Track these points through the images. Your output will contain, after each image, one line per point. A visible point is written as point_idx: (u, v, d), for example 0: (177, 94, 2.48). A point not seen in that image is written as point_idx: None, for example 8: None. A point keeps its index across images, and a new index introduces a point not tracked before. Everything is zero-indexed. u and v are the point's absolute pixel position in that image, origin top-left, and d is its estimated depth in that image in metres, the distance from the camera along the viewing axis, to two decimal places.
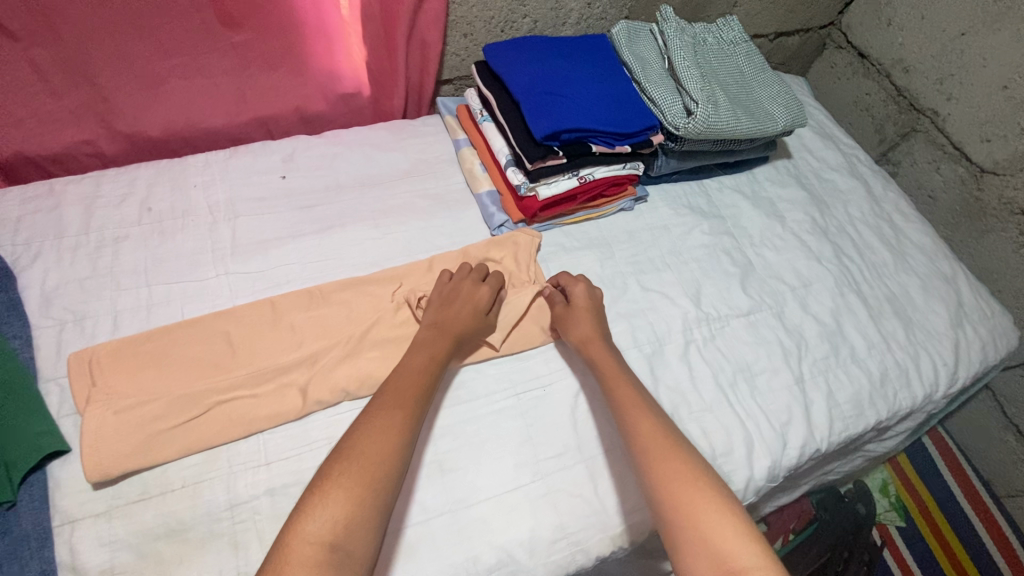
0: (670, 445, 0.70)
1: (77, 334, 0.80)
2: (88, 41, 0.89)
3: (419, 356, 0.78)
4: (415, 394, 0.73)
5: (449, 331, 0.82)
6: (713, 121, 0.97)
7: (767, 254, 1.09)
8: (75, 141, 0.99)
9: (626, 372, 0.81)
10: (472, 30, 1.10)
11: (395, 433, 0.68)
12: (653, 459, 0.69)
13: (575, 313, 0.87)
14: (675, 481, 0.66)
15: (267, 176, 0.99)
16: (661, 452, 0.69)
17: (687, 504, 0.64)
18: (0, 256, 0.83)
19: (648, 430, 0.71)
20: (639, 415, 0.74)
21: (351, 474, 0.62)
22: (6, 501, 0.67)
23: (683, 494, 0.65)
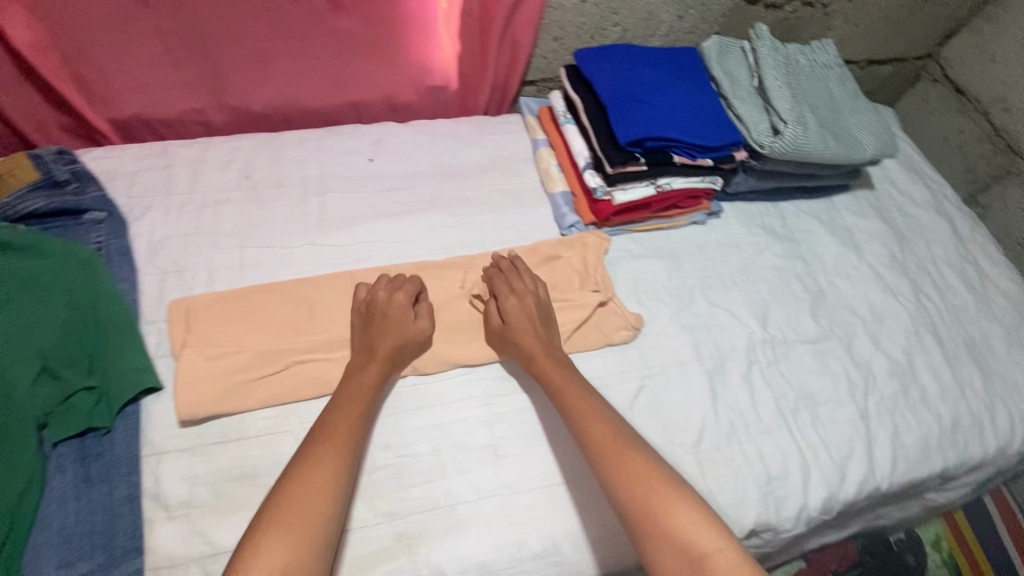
0: (625, 447, 0.71)
1: (176, 285, 0.86)
2: (211, 18, 0.97)
3: (359, 382, 0.77)
4: (355, 421, 0.73)
5: (379, 354, 0.80)
6: (800, 143, 0.95)
7: (840, 284, 1.06)
8: (188, 109, 1.07)
9: (575, 377, 0.80)
10: (563, 34, 1.12)
11: (340, 463, 0.68)
12: (618, 467, 0.70)
13: (526, 313, 0.85)
14: (636, 487, 0.68)
15: (356, 158, 1.05)
16: (622, 457, 0.70)
17: (655, 504, 0.66)
18: (116, 206, 0.91)
19: (600, 436, 0.73)
20: (593, 422, 0.74)
21: (286, 518, 0.61)
22: (105, 427, 0.74)
23: (644, 492, 0.67)
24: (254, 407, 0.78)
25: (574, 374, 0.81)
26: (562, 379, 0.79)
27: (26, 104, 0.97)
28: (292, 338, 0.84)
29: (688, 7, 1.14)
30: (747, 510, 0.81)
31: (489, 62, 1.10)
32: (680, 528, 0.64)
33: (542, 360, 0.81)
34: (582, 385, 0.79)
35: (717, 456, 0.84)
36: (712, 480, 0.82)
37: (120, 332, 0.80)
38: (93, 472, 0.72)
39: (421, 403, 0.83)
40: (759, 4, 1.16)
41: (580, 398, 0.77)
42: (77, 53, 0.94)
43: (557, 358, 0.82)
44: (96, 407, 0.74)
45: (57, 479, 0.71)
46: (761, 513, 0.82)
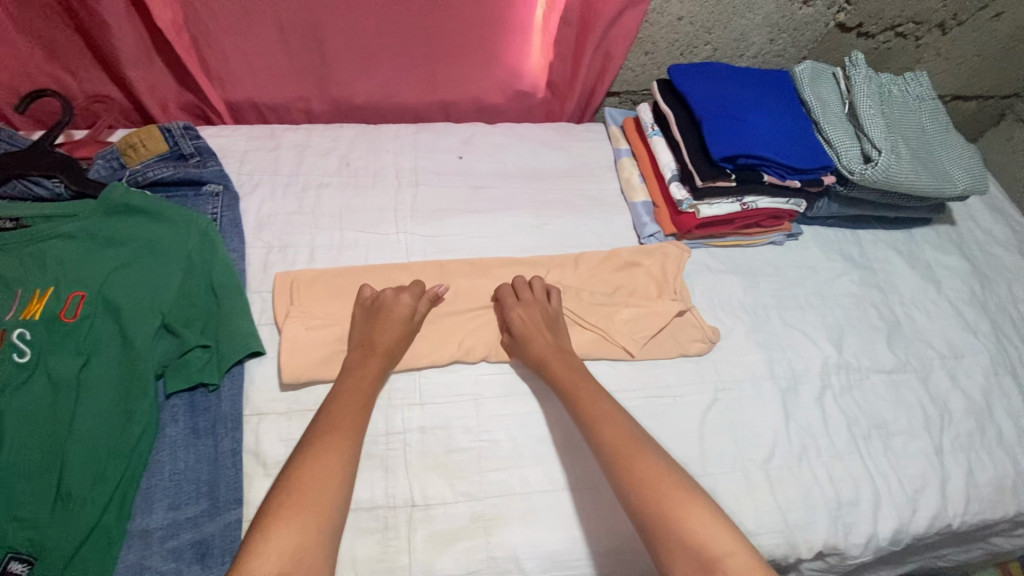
0: (638, 447, 0.73)
1: (280, 259, 0.92)
2: (328, 12, 1.03)
3: (358, 376, 0.78)
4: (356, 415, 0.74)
5: (380, 350, 0.81)
6: (892, 172, 0.96)
7: (917, 317, 1.05)
8: (293, 97, 1.14)
9: (590, 382, 0.81)
10: (654, 49, 1.15)
11: (340, 453, 0.69)
12: (629, 467, 0.71)
13: (535, 320, 0.87)
14: (647, 484, 0.69)
15: (447, 154, 1.10)
16: (633, 457, 0.72)
17: (665, 503, 0.67)
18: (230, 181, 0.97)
19: (614, 438, 0.74)
20: (605, 424, 0.75)
21: (292, 504, 0.63)
22: (213, 384, 0.79)
23: (655, 489, 0.68)
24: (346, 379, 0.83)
25: (587, 378, 0.82)
26: (577, 382, 0.81)
27: (153, 81, 1.05)
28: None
29: (781, 31, 1.15)
30: (816, 531, 0.81)
31: (580, 72, 1.14)
32: (690, 527, 0.64)
33: (553, 365, 0.83)
34: (596, 390, 0.80)
35: (787, 474, 0.85)
36: (781, 497, 0.83)
37: (230, 296, 0.85)
38: (200, 425, 0.79)
39: (501, 392, 0.86)
40: (852, 32, 1.17)
41: (594, 401, 0.78)
42: (206, 37, 1.02)
43: (574, 364, 0.84)
44: (206, 364, 0.80)
45: (170, 428, 0.78)
46: (831, 536, 0.82)
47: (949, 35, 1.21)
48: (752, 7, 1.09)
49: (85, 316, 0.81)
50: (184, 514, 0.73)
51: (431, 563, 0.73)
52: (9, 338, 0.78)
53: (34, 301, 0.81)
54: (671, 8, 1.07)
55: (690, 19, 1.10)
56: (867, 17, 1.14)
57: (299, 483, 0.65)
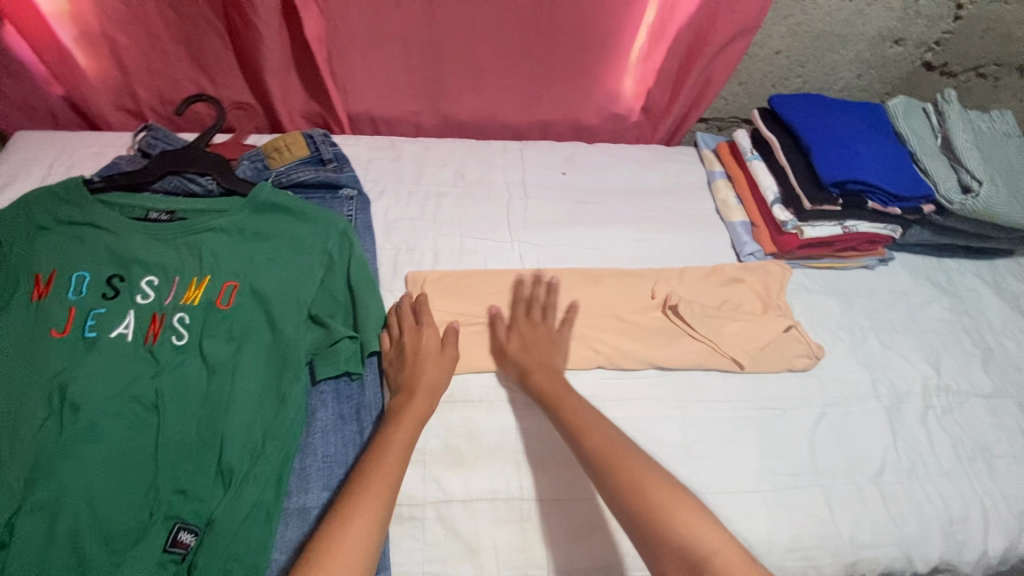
0: (627, 452, 0.70)
1: (408, 260, 0.98)
2: (452, 35, 1.11)
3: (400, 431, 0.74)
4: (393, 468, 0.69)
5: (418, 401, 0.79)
6: (992, 204, 1.01)
7: (1009, 344, 1.07)
8: (408, 111, 1.22)
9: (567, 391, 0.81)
10: (748, 80, 1.22)
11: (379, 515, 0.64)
12: (620, 472, 0.68)
13: (531, 338, 0.88)
14: (635, 483, 0.66)
15: (552, 170, 1.16)
16: (630, 464, 0.69)
17: (655, 502, 0.64)
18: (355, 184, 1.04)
19: (603, 444, 0.71)
20: (597, 434, 0.73)
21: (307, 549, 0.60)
22: (358, 373, 0.84)
23: (643, 493, 0.65)
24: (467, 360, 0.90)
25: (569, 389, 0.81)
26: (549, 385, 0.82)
27: (286, 90, 1.14)
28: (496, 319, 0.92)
29: (869, 67, 1.22)
30: (931, 546, 0.83)
31: (678, 98, 1.21)
32: (677, 518, 0.62)
33: (535, 376, 0.83)
34: (578, 402, 0.79)
35: (899, 490, 0.87)
36: (895, 512, 0.85)
37: (369, 292, 0.90)
38: (345, 411, 0.84)
39: (619, 396, 0.90)
40: (936, 71, 1.24)
41: (577, 409, 0.77)
42: (341, 53, 1.10)
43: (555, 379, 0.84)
44: (354, 354, 0.85)
45: (320, 412, 0.83)
46: (945, 552, 0.84)
47: None
48: (847, 44, 1.16)
49: (236, 305, 0.86)
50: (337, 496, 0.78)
51: (566, 555, 0.75)
52: (171, 322, 0.84)
53: (192, 289, 0.86)
54: (771, 42, 1.14)
55: (787, 54, 1.17)
56: (953, 57, 1.20)
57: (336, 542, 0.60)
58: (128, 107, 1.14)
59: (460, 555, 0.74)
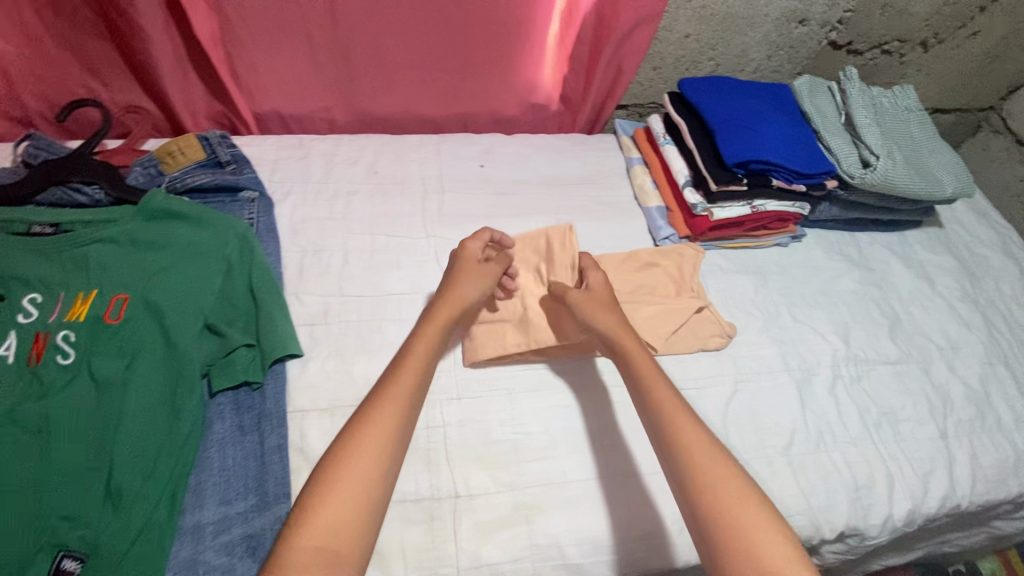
0: (711, 454, 0.68)
1: (315, 262, 0.96)
2: (355, 27, 1.07)
3: (383, 413, 0.67)
4: (373, 461, 0.64)
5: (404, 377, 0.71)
6: (889, 176, 1.04)
7: (915, 312, 1.11)
8: (319, 108, 1.18)
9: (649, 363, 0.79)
10: (662, 64, 1.22)
11: (359, 520, 0.61)
12: (695, 467, 0.67)
13: (603, 300, 0.87)
14: (713, 496, 0.65)
15: (469, 163, 1.15)
16: (709, 472, 0.66)
17: (727, 507, 0.64)
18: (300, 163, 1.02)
19: (687, 430, 0.70)
20: (681, 419, 0.71)
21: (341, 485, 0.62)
22: (258, 382, 0.81)
23: (721, 495, 0.64)
24: (391, 339, 0.90)
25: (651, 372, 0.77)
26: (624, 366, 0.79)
27: (186, 90, 1.09)
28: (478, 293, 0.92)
29: (778, 48, 1.24)
30: (838, 513, 0.86)
31: (591, 86, 1.20)
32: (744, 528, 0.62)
33: (626, 340, 0.81)
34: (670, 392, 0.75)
35: (807, 460, 0.89)
36: (804, 482, 0.87)
37: (270, 298, 0.87)
38: (246, 422, 0.81)
39: (535, 387, 0.89)
40: (842, 50, 1.26)
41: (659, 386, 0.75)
42: (239, 50, 1.05)
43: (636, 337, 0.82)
44: (252, 363, 0.83)
45: (217, 424, 0.79)
46: (851, 517, 0.86)
47: (931, 52, 1.30)
48: (753, 26, 1.17)
49: (127, 318, 0.81)
50: (234, 509, 0.74)
51: (476, 550, 0.75)
52: (55, 340, 0.79)
53: (79, 304, 0.82)
54: (679, 26, 1.15)
55: (696, 37, 1.18)
56: (857, 35, 1.23)
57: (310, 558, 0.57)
58: (14, 114, 1.04)
59: None
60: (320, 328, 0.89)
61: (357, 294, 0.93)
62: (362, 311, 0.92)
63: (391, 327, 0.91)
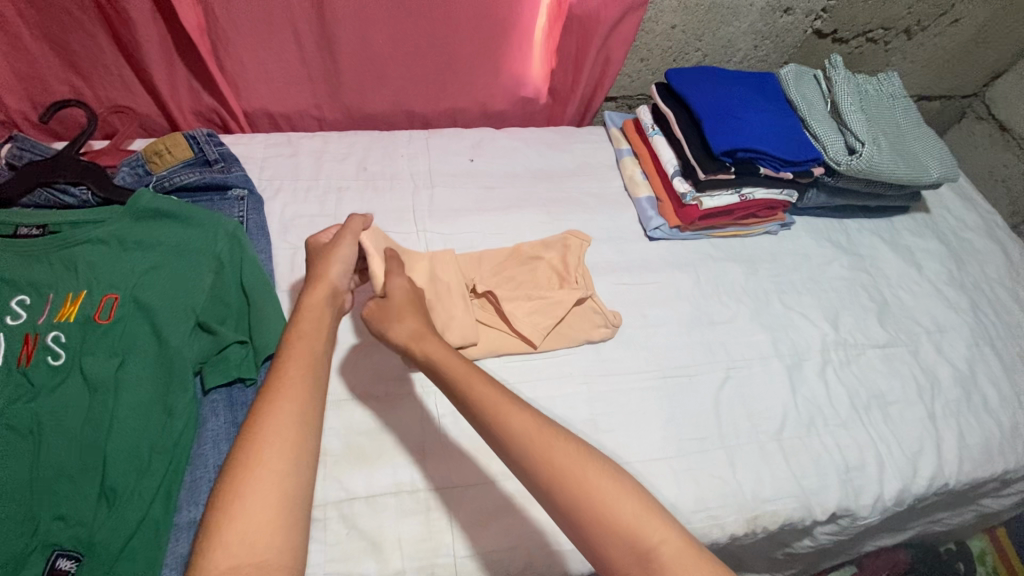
0: (554, 439, 0.59)
1: (306, 258, 0.96)
2: (340, 23, 1.06)
3: (286, 400, 0.59)
4: (291, 451, 0.56)
5: (305, 358, 0.64)
6: (874, 162, 1.05)
7: (904, 296, 1.13)
8: (307, 105, 1.18)
9: (475, 369, 0.66)
10: (649, 56, 1.22)
11: (285, 522, 0.53)
12: (548, 459, 0.58)
13: (403, 299, 0.76)
14: (577, 490, 0.56)
15: (458, 158, 1.15)
16: (558, 458, 0.58)
17: (587, 489, 0.56)
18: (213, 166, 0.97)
19: (526, 424, 0.60)
20: (513, 413, 0.61)
21: (251, 472, 0.54)
22: (251, 378, 0.81)
23: (579, 479, 0.57)
24: None
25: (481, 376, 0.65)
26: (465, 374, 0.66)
27: (173, 83, 1.07)
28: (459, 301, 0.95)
29: (764, 37, 1.24)
30: (828, 496, 0.87)
31: (581, 78, 1.21)
32: (606, 507, 0.56)
33: (426, 342, 0.71)
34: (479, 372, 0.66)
35: (798, 444, 0.90)
36: (795, 465, 0.88)
37: (261, 296, 0.87)
38: (240, 419, 0.81)
39: (528, 378, 0.90)
40: (828, 38, 1.27)
41: (484, 386, 0.64)
42: (225, 46, 1.05)
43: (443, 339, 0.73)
44: (243, 360, 0.82)
45: (210, 422, 0.79)
46: (842, 499, 0.87)
47: (915, 39, 1.32)
48: (739, 16, 1.18)
49: (119, 318, 0.80)
50: None
51: (474, 541, 0.75)
52: (43, 342, 0.76)
53: (68, 305, 0.79)
54: (665, 17, 1.15)
55: (682, 28, 1.18)
56: (842, 24, 1.24)
57: (244, 573, 0.49)
58: None
59: (363, 552, 0.73)
60: None
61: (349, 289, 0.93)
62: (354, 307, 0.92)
63: None
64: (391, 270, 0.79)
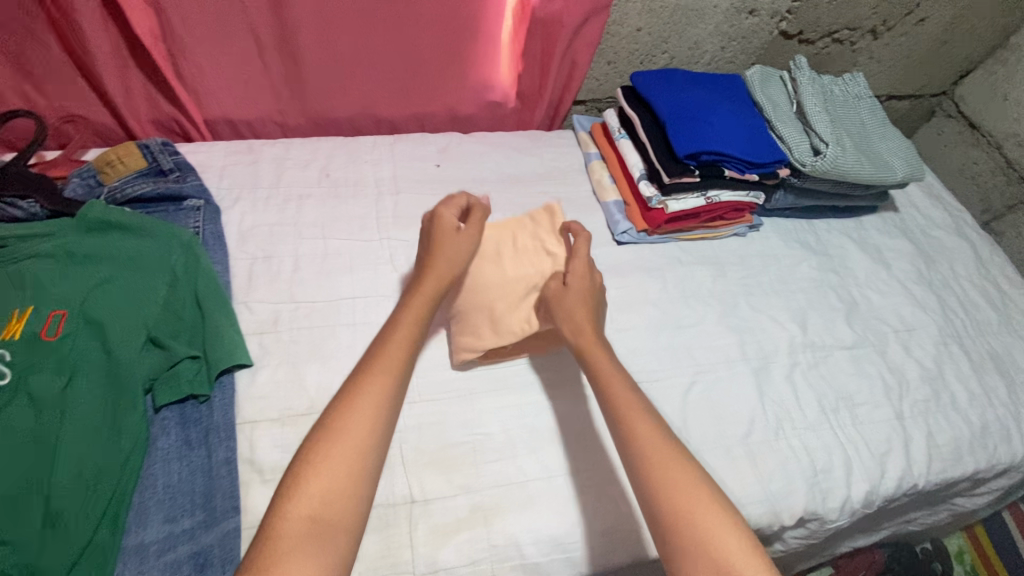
0: (674, 462, 0.66)
1: (265, 268, 0.94)
2: (300, 29, 1.04)
3: (375, 383, 0.66)
4: (367, 431, 0.62)
5: (401, 342, 0.70)
6: (839, 163, 1.05)
7: (872, 296, 1.13)
8: (269, 112, 1.16)
9: (625, 381, 0.76)
10: (615, 59, 1.22)
11: (353, 492, 0.59)
12: (662, 477, 0.65)
13: (579, 297, 0.84)
14: (683, 512, 0.63)
15: (424, 163, 1.14)
16: (666, 476, 0.65)
17: (693, 514, 0.62)
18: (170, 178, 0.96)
19: (656, 444, 0.68)
20: (643, 431, 0.70)
21: (333, 444, 0.61)
22: (204, 395, 0.79)
23: (690, 501, 0.63)
24: (343, 345, 0.88)
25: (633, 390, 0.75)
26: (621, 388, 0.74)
27: (129, 91, 1.05)
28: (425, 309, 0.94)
29: (730, 39, 1.24)
30: (795, 500, 0.86)
31: (548, 81, 1.20)
32: (704, 529, 0.61)
33: (592, 342, 0.80)
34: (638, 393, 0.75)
35: (766, 448, 0.90)
36: (762, 470, 0.87)
37: (216, 309, 0.85)
38: (192, 436, 0.78)
39: (492, 386, 0.88)
40: (794, 39, 1.27)
41: (623, 396, 0.74)
42: (181, 53, 1.03)
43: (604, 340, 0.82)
44: (197, 375, 0.80)
45: (161, 440, 0.77)
46: (809, 503, 0.87)
47: (881, 39, 1.32)
48: (704, 18, 1.18)
49: (67, 333, 0.77)
50: (179, 527, 0.72)
51: (433, 555, 0.74)
52: None
53: (13, 321, 0.76)
54: (630, 20, 1.15)
55: (647, 30, 1.18)
56: (807, 24, 1.24)
57: (309, 531, 0.56)
58: None
59: None
60: (269, 336, 0.87)
61: (308, 299, 0.91)
62: (314, 318, 0.90)
63: (344, 332, 0.89)
64: (577, 256, 0.88)
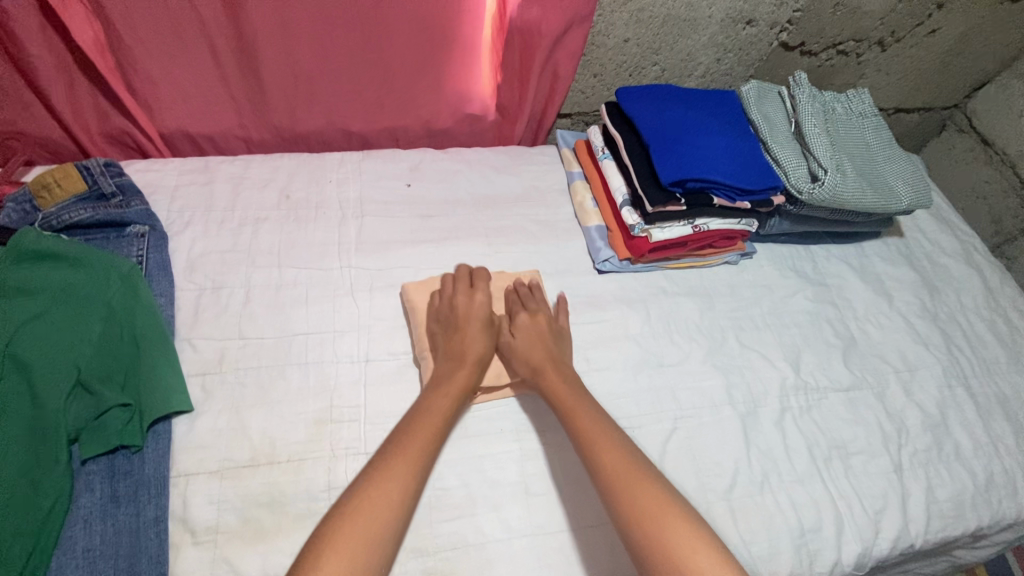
0: (638, 477, 0.68)
1: (213, 300, 0.87)
2: (260, 40, 0.97)
3: (400, 471, 0.66)
4: (388, 515, 0.62)
5: (429, 430, 0.71)
6: (839, 191, 0.98)
7: (871, 331, 1.05)
8: (231, 125, 1.09)
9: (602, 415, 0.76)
10: (602, 71, 1.14)
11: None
12: (629, 493, 0.66)
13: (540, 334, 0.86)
14: (649, 525, 0.64)
15: (393, 183, 1.06)
16: (632, 489, 0.67)
17: (662, 527, 0.63)
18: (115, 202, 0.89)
19: (615, 460, 0.70)
20: (602, 445, 0.72)
21: (353, 527, 0.60)
22: (135, 445, 0.72)
23: (656, 515, 0.64)
24: (293, 388, 0.81)
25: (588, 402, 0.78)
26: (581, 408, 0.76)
27: (76, 102, 0.98)
28: (385, 346, 0.88)
29: (726, 50, 1.16)
30: (780, 563, 0.79)
31: (528, 95, 1.12)
32: (673, 543, 0.62)
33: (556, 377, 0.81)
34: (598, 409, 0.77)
35: (750, 504, 0.82)
36: (743, 529, 0.80)
37: (155, 351, 0.78)
38: (120, 491, 0.72)
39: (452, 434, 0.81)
40: (795, 51, 1.19)
41: (588, 417, 0.75)
42: (132, 64, 0.96)
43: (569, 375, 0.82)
44: (126, 425, 0.73)
45: (84, 498, 0.70)
46: (794, 566, 0.80)
47: (889, 51, 1.23)
48: (697, 28, 1.09)
49: None
50: None
51: None
52: None
53: None
54: (617, 30, 1.07)
55: (636, 41, 1.10)
56: (809, 35, 1.16)
57: None
58: None
59: None
60: (212, 377, 0.80)
61: (257, 336, 0.85)
62: (262, 356, 0.83)
63: (294, 371, 0.83)
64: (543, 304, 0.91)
